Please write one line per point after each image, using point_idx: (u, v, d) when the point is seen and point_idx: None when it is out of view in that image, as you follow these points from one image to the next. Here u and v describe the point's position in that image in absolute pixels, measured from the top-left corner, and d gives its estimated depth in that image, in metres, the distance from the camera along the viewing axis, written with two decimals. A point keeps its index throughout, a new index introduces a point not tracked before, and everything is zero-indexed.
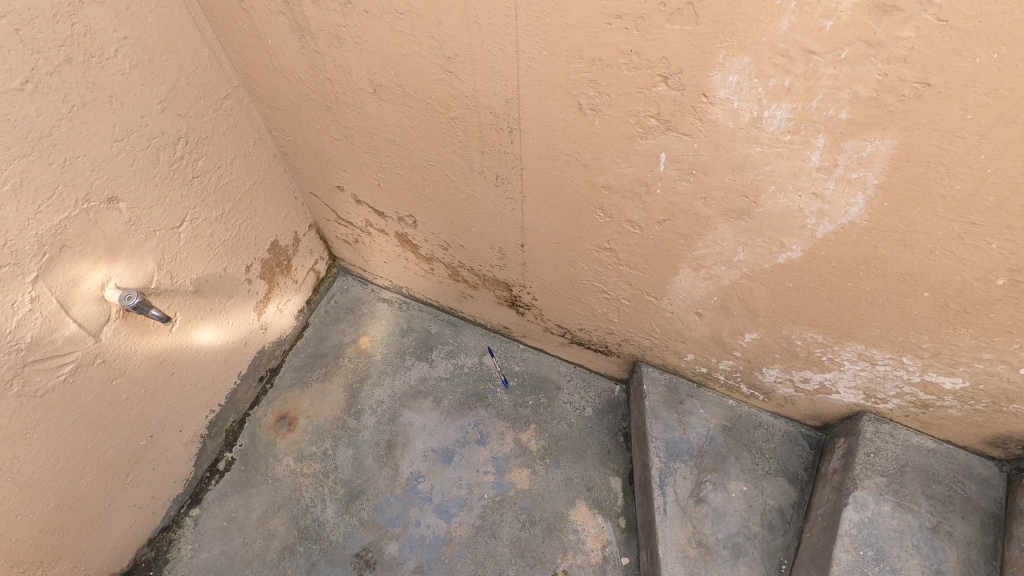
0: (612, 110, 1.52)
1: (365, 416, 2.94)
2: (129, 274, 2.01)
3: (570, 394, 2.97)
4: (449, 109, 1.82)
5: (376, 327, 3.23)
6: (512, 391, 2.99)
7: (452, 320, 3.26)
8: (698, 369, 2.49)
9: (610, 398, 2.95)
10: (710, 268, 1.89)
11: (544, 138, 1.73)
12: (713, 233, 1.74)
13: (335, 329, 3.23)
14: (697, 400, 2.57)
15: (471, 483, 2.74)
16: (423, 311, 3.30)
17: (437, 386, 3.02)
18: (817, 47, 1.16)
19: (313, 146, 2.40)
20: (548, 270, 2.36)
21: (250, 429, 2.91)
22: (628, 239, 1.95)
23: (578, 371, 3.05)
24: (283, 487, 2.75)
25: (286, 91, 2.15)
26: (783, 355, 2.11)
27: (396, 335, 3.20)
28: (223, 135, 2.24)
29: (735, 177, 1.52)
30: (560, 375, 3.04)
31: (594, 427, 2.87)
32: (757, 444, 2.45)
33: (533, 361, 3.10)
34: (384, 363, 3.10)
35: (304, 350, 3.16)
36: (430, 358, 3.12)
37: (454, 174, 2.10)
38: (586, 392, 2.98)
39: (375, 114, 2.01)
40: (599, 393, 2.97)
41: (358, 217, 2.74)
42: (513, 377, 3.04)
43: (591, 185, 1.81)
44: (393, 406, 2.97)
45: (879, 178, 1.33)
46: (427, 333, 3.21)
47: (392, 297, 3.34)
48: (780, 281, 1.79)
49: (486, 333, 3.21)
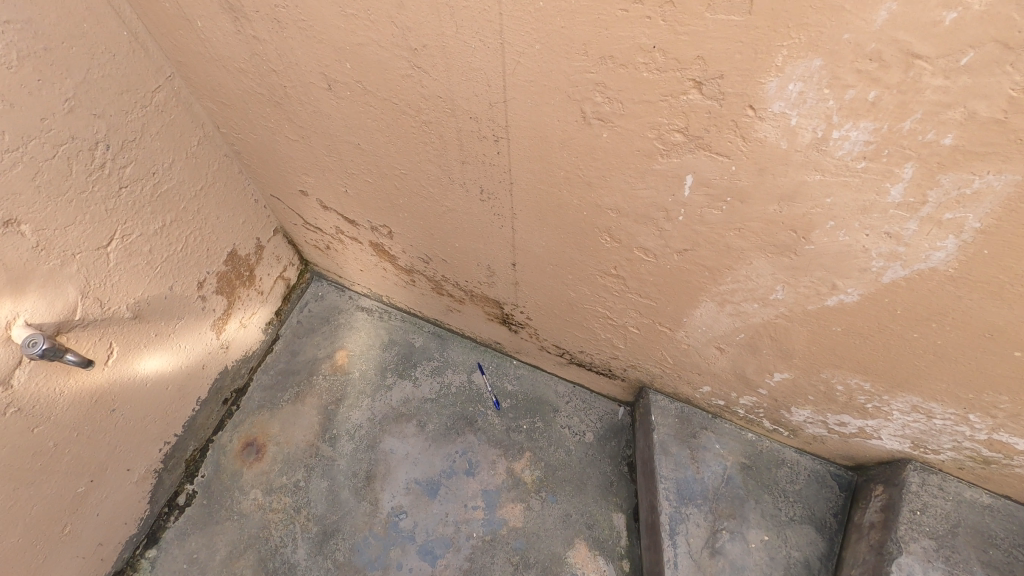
0: (625, 121, 1.18)
1: (341, 442, 2.66)
2: (43, 306, 1.67)
3: (568, 417, 2.68)
4: (420, 112, 1.47)
5: (354, 340, 2.92)
6: (504, 414, 2.70)
7: (438, 333, 2.96)
8: (713, 401, 2.20)
9: (613, 422, 2.66)
10: (738, 305, 1.56)
11: (538, 149, 1.39)
12: (747, 268, 1.41)
13: (309, 343, 2.92)
14: (712, 433, 2.28)
15: (458, 520, 2.47)
16: (406, 322, 3.00)
17: (421, 408, 2.73)
18: (925, 48, 0.82)
19: (269, 146, 2.05)
20: (543, 292, 2.03)
21: (213, 458, 2.63)
22: (639, 267, 1.62)
23: (578, 391, 2.75)
24: (250, 524, 2.48)
25: (228, 83, 1.79)
26: (817, 398, 1.80)
27: (376, 350, 2.90)
28: (157, 135, 1.89)
29: (782, 208, 1.19)
30: (557, 395, 2.75)
31: (595, 456, 2.58)
32: (781, 486, 2.16)
33: (527, 379, 2.80)
34: (362, 382, 2.81)
35: (274, 367, 2.86)
36: (414, 376, 2.82)
37: (430, 185, 1.76)
38: (586, 414, 2.69)
39: (334, 114, 1.66)
40: (601, 416, 2.68)
41: (327, 224, 2.40)
42: (505, 398, 2.74)
43: (596, 206, 1.48)
44: (373, 432, 2.68)
45: (984, 221, 1.00)
46: (411, 348, 2.91)
47: (372, 307, 3.03)
48: (826, 324, 1.46)
49: (476, 347, 2.91)
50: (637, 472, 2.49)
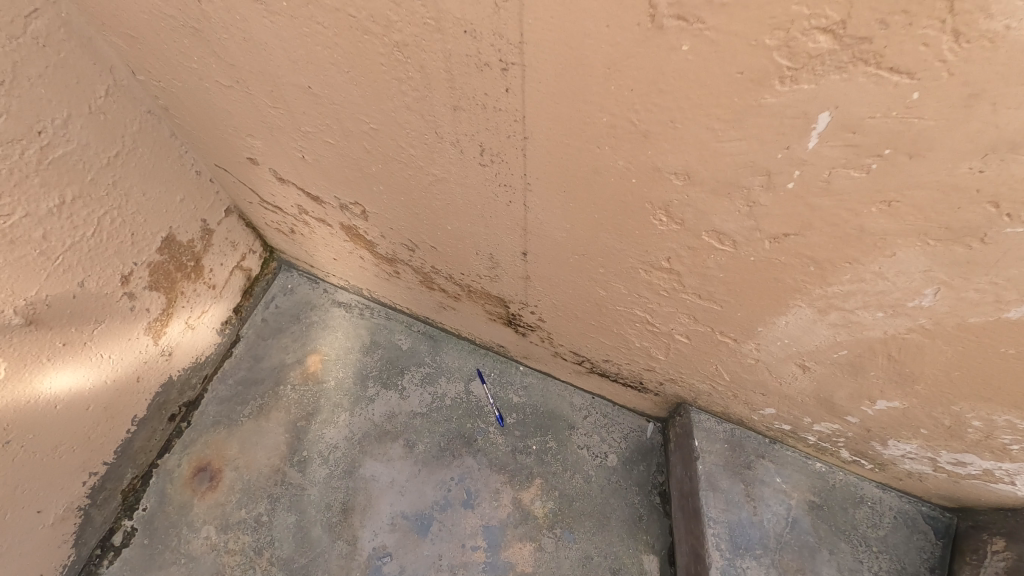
0: (726, 17, 0.70)
1: (312, 468, 2.21)
2: None
3: (586, 435, 2.22)
4: (390, 29, 0.98)
5: (329, 342, 2.46)
6: (508, 431, 2.24)
7: (430, 334, 2.49)
8: (775, 426, 1.74)
9: (641, 441, 2.21)
10: (850, 312, 1.09)
11: (570, 82, 0.90)
12: (884, 262, 0.93)
13: (275, 346, 2.46)
14: (771, 463, 1.82)
15: (454, 564, 2.01)
16: (391, 320, 2.53)
17: (409, 425, 2.28)
18: None
19: (201, 99, 1.56)
20: (562, 289, 1.56)
21: (157, 487, 2.17)
22: (704, 259, 1.15)
23: (597, 403, 2.29)
24: (200, 570, 2.03)
25: (131, 4, 1.29)
26: (933, 433, 1.34)
27: (356, 354, 2.44)
28: (42, 81, 1.39)
29: (985, 164, 0.72)
30: (572, 408, 2.29)
31: (619, 483, 2.13)
32: (860, 531, 1.71)
33: (536, 389, 2.34)
34: (338, 393, 2.36)
35: (233, 375, 2.40)
36: (400, 386, 2.36)
37: (412, 146, 1.28)
38: (608, 431, 2.23)
39: (272, 42, 1.17)
40: (626, 434, 2.22)
41: (288, 202, 1.92)
42: (510, 412, 2.29)
43: (651, 171, 1.00)
44: (350, 454, 2.24)
45: None
46: (397, 351, 2.45)
47: (351, 302, 2.56)
48: (989, 343, 0.99)
49: (474, 350, 2.45)
50: (672, 504, 2.04)
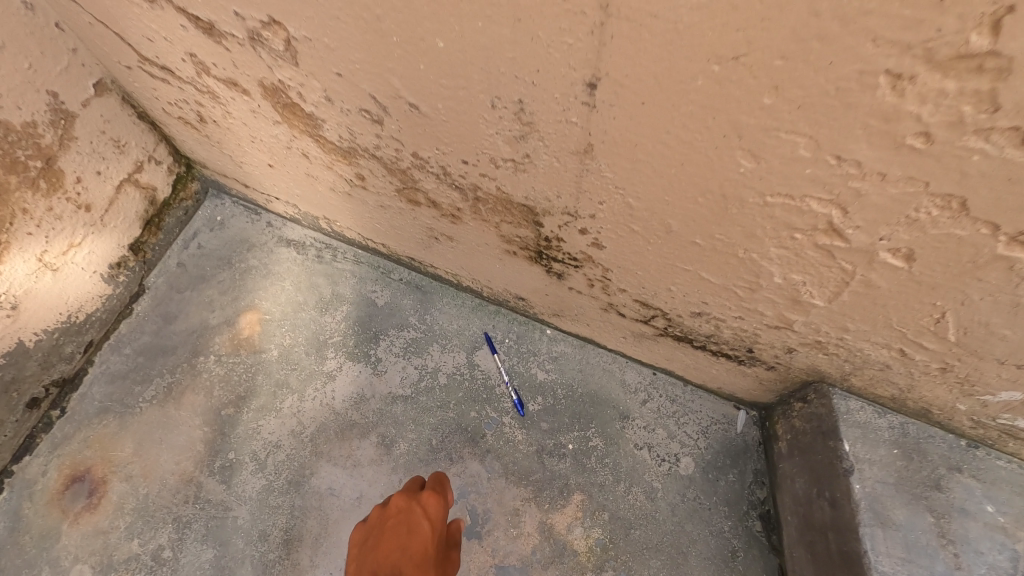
0: None
1: (241, 477, 1.50)
2: None
3: (646, 429, 1.51)
4: None
5: (272, 297, 1.72)
6: (531, 424, 1.52)
7: (417, 284, 1.74)
8: (996, 422, 1.03)
9: (727, 439, 1.49)
10: None
11: None
12: None
13: (195, 301, 1.72)
14: (972, 481, 1.11)
15: None
16: (359, 264, 1.77)
17: (385, 415, 1.56)
18: None
19: None
20: (658, 171, 0.83)
21: (8, 508, 1.45)
22: None
23: (661, 382, 1.57)
24: None
25: None
26: None
27: (310, 313, 1.70)
28: None
29: None
30: (625, 389, 1.56)
31: (699, 501, 1.43)
32: None
33: (570, 361, 1.61)
34: (283, 369, 1.62)
35: (132, 342, 1.66)
36: (373, 359, 1.63)
37: None
38: (678, 424, 1.51)
39: None
40: (705, 427, 1.51)
41: (179, 53, 1.16)
42: (534, 396, 1.56)
43: None
44: (298, 458, 1.52)
45: None
46: (369, 308, 1.70)
47: (305, 239, 1.80)
48: None
49: (481, 306, 1.70)
50: (784, 536, 1.34)
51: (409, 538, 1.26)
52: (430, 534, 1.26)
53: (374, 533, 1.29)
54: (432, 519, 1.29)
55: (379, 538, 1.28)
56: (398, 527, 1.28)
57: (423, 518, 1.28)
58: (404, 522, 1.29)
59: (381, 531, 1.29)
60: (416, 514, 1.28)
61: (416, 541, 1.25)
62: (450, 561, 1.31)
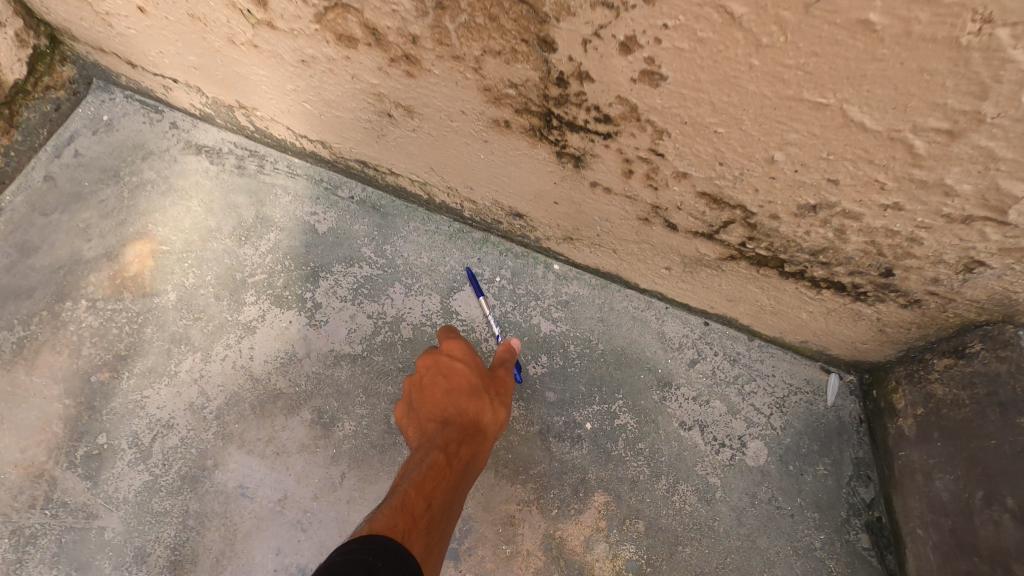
0: None
1: (113, 471, 1.05)
2: None
3: (696, 402, 1.05)
4: None
5: (172, 222, 1.24)
6: (532, 395, 1.07)
7: (373, 203, 1.23)
8: None
9: (812, 416, 1.03)
10: None
11: None
12: None
13: (66, 227, 1.23)
14: None
15: None
16: (292, 177, 1.27)
17: (324, 384, 1.10)
18: None
19: None
20: None
21: None
22: None
23: (716, 335, 1.09)
24: None
25: None
26: None
27: (223, 242, 1.22)
28: None
29: None
30: (666, 346, 1.09)
31: (775, 505, 0.99)
32: None
33: (587, 308, 1.13)
34: (182, 320, 1.15)
35: None
36: (310, 305, 1.16)
37: None
38: (742, 394, 1.05)
39: None
40: (781, 399, 1.05)
41: None
42: (535, 355, 1.10)
43: None
44: (197, 443, 1.07)
45: None
46: (306, 236, 1.21)
47: (221, 144, 1.30)
48: None
49: (462, 233, 1.20)
50: (907, 559, 0.91)
51: (448, 371, 0.99)
52: (467, 366, 0.99)
53: (412, 394, 1.00)
54: (462, 356, 1.00)
55: (419, 398, 0.99)
56: (433, 373, 1.00)
57: (451, 356, 1.00)
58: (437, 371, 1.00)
59: (418, 392, 1.00)
60: (443, 359, 1.00)
61: (456, 372, 0.99)
62: (498, 383, 1.00)
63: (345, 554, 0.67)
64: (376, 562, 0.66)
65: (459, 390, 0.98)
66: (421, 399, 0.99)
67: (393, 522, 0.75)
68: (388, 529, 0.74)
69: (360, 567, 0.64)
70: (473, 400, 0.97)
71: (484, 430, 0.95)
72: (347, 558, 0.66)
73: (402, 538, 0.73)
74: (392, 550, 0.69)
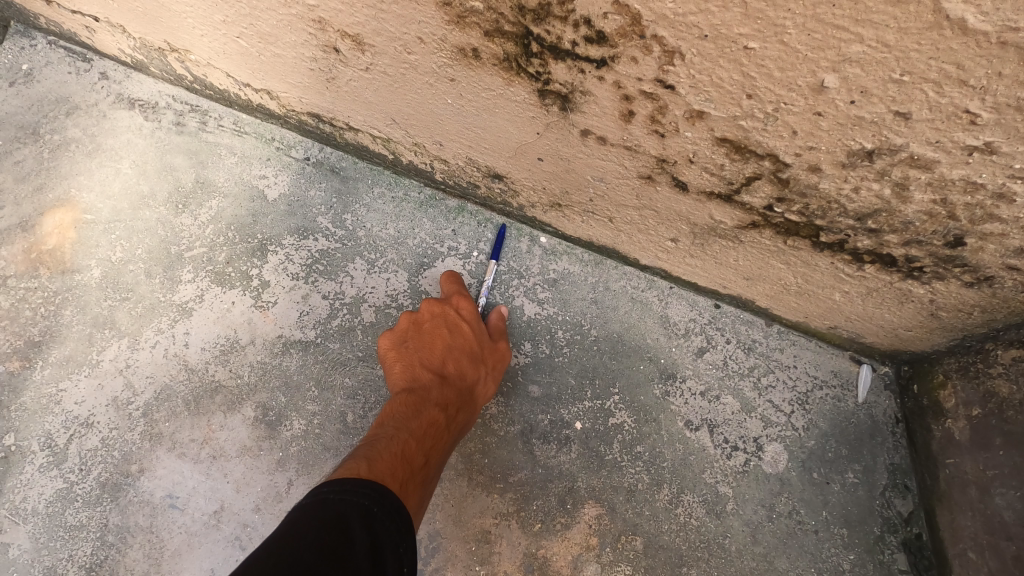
0: None
1: (21, 478, 0.89)
2: None
3: (705, 398, 0.90)
4: None
5: (97, 186, 1.06)
6: (513, 389, 0.91)
7: (332, 166, 1.06)
8: None
9: (841, 414, 0.88)
10: None
11: None
12: None
13: None
14: None
15: None
16: (239, 136, 1.09)
17: (270, 375, 0.94)
18: None
19: None
20: None
21: None
22: None
23: (728, 320, 0.93)
24: None
25: None
26: None
27: (157, 210, 1.05)
28: None
29: None
30: (670, 332, 0.93)
31: (797, 520, 0.84)
32: None
33: (577, 287, 0.96)
34: (106, 301, 0.98)
35: None
36: (256, 284, 0.99)
37: None
38: (758, 389, 0.90)
39: None
40: (804, 395, 0.89)
41: None
42: (517, 342, 0.94)
43: None
44: (120, 446, 0.91)
45: None
46: (253, 204, 1.04)
47: (158, 98, 1.12)
48: None
49: (434, 200, 1.03)
50: None
51: (455, 327, 0.88)
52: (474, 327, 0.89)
53: (407, 333, 0.89)
54: (474, 316, 0.90)
55: (416, 340, 0.88)
56: (437, 323, 0.89)
57: (461, 312, 0.89)
58: (443, 323, 0.89)
59: (415, 333, 0.89)
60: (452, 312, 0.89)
61: (464, 331, 0.88)
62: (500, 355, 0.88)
63: (343, 492, 0.61)
64: (374, 509, 0.61)
65: (462, 350, 0.87)
66: (419, 343, 0.88)
67: (391, 470, 0.68)
68: (386, 476, 0.66)
69: (357, 513, 0.60)
70: (476, 367, 0.86)
71: (478, 401, 0.86)
72: (344, 499, 0.61)
73: (399, 489, 0.67)
74: (389, 498, 0.63)
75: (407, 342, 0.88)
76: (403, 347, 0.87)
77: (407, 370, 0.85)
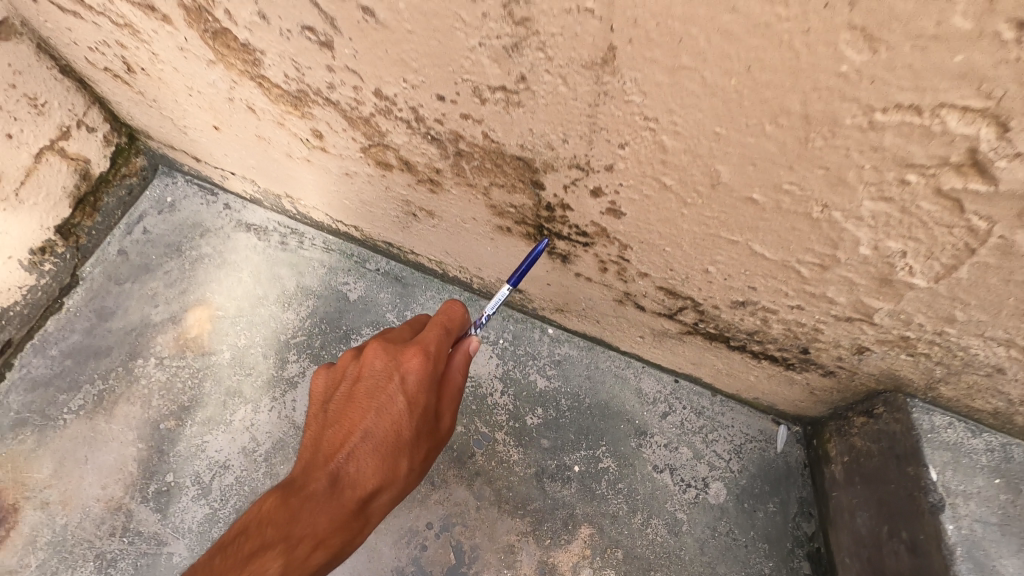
0: None
1: (179, 505, 1.24)
2: None
3: (667, 448, 1.25)
4: None
5: (224, 289, 1.46)
6: (530, 442, 1.27)
7: (396, 275, 1.46)
8: None
9: (765, 460, 1.23)
10: None
11: None
12: None
13: (134, 294, 1.45)
14: None
15: None
16: (328, 252, 1.50)
17: None
18: None
19: None
20: (709, 97, 0.59)
21: None
22: None
23: (684, 392, 1.30)
24: None
25: None
26: None
27: (269, 307, 1.44)
28: None
29: None
30: (643, 400, 1.30)
31: (733, 537, 1.18)
32: None
33: (575, 366, 1.34)
34: (235, 375, 1.36)
35: (59, 343, 1.39)
36: None
37: None
38: (705, 442, 1.25)
39: None
40: (739, 446, 1.25)
41: None
42: (532, 408, 1.30)
43: None
44: (249, 482, 1.26)
45: None
46: (339, 303, 1.43)
47: (268, 223, 1.53)
48: None
49: (471, 301, 1.42)
50: None
51: (382, 403, 0.93)
52: (405, 402, 0.93)
53: (342, 394, 0.98)
54: (414, 385, 0.92)
55: (343, 402, 0.97)
56: (368, 390, 0.95)
57: (404, 376, 0.93)
58: (375, 387, 0.94)
59: (346, 398, 0.97)
60: (390, 381, 0.93)
61: (391, 408, 0.93)
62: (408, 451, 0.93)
63: None
64: None
65: (380, 434, 0.93)
66: (344, 407, 0.96)
67: None
68: None
69: None
70: (381, 459, 0.92)
71: (376, 490, 0.93)
72: None
73: None
74: None
75: (338, 402, 0.98)
76: (331, 409, 0.98)
77: (320, 442, 0.96)
